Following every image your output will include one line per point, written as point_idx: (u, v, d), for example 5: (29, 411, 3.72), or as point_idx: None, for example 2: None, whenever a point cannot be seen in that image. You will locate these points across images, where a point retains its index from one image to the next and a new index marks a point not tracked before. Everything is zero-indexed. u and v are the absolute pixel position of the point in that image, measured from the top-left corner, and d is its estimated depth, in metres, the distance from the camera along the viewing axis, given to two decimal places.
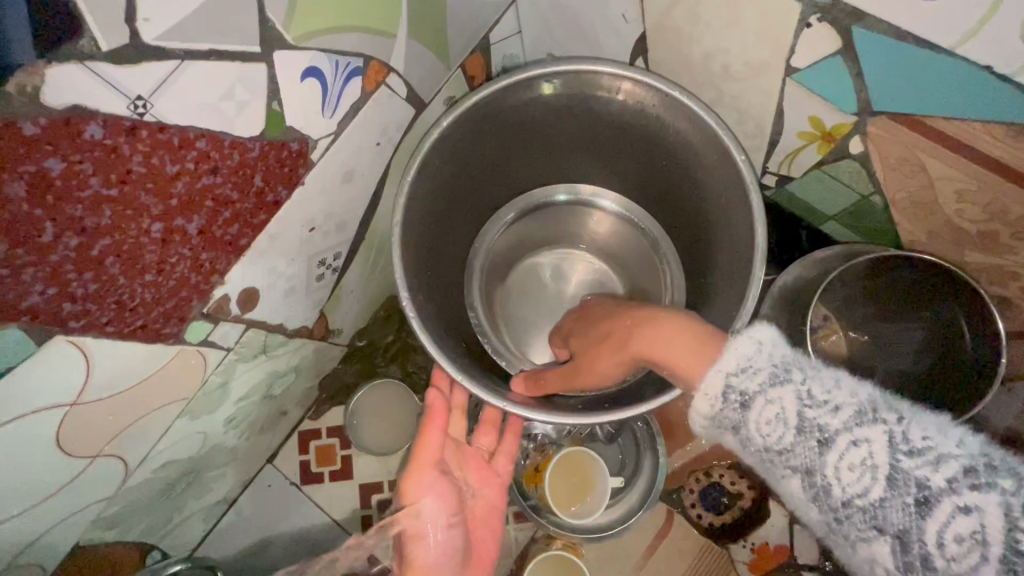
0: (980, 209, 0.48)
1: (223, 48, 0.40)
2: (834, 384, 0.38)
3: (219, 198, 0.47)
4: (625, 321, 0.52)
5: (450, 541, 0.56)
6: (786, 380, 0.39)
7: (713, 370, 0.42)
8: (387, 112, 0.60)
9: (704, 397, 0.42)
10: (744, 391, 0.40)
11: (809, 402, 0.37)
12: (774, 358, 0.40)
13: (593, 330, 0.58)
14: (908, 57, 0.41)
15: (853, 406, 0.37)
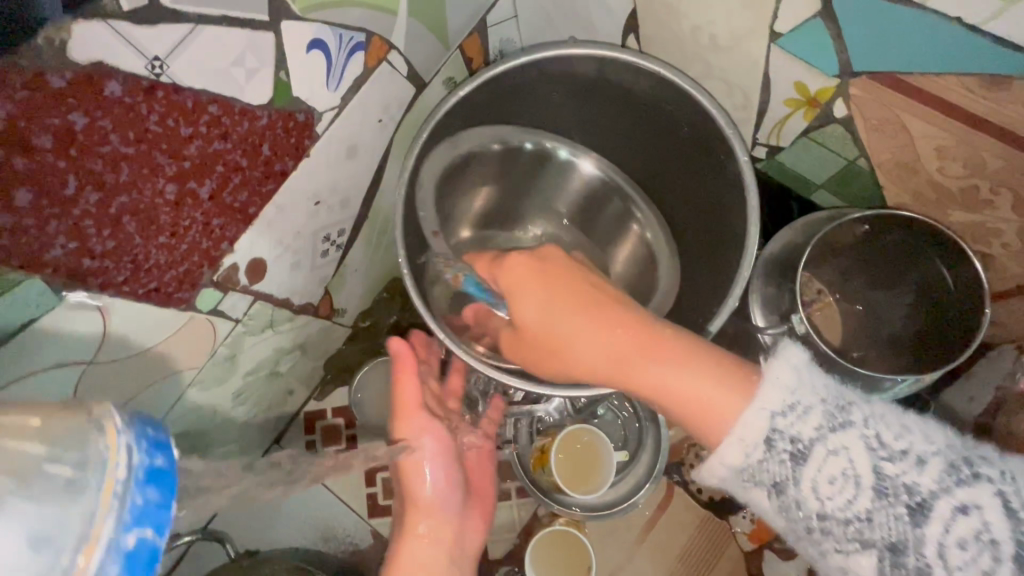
0: (959, 165, 0.50)
1: (235, 14, 0.42)
2: (905, 432, 0.38)
3: (230, 165, 0.49)
4: (621, 343, 0.47)
5: (448, 477, 0.62)
6: (845, 424, 0.38)
7: (755, 411, 0.41)
8: (388, 89, 0.62)
9: (739, 442, 0.41)
10: (795, 439, 0.39)
11: (885, 456, 0.37)
12: (823, 392, 0.40)
13: (558, 321, 0.50)
14: (885, 14, 0.44)
15: (939, 461, 0.36)
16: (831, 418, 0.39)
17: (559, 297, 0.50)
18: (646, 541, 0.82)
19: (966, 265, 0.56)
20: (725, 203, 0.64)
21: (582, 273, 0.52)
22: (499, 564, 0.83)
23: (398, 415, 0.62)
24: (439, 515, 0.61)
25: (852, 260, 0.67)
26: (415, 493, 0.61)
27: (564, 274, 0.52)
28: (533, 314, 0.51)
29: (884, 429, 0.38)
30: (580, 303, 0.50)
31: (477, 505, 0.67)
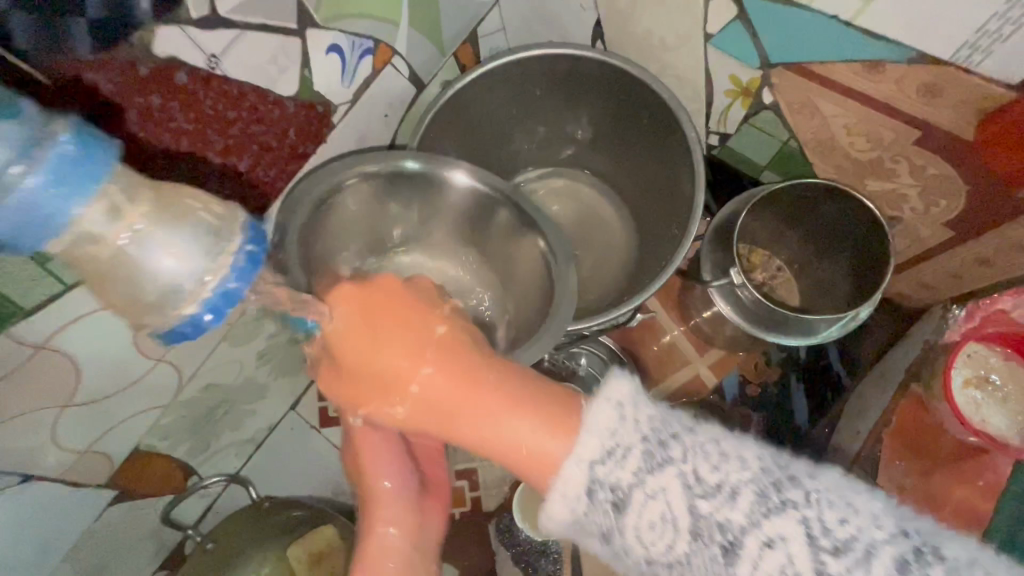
0: (865, 139, 0.60)
1: (271, 23, 0.54)
2: (721, 461, 0.37)
3: (263, 146, 0.60)
4: (448, 390, 0.45)
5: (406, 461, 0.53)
6: (663, 463, 0.37)
7: (573, 462, 0.39)
8: (392, 88, 0.74)
9: (564, 497, 0.40)
10: (614, 487, 0.38)
11: (700, 494, 0.36)
12: (642, 428, 0.38)
13: (377, 360, 0.47)
14: (785, 15, 0.54)
15: (750, 490, 0.36)
16: (649, 459, 0.37)
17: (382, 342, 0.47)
18: None
19: (874, 226, 0.66)
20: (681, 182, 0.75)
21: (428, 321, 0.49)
22: (490, 517, 0.91)
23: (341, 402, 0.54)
24: (398, 512, 0.51)
25: (801, 235, 0.77)
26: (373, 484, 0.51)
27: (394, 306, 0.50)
28: (350, 348, 0.49)
29: (703, 462, 0.37)
30: (408, 347, 0.47)
31: (438, 497, 0.55)
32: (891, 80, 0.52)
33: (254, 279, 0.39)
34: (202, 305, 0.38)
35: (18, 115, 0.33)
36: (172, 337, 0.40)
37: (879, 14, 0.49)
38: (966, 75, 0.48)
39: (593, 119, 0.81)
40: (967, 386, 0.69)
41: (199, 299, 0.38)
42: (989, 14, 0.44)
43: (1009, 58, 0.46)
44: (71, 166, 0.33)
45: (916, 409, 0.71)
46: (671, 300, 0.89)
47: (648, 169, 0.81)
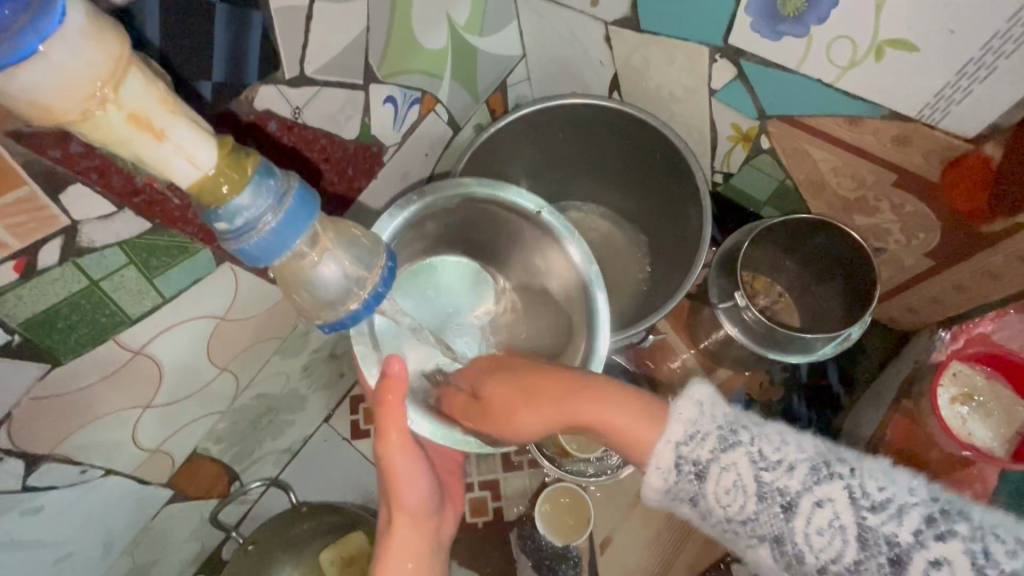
0: (850, 180, 0.69)
1: (344, 80, 0.65)
2: (781, 443, 0.43)
3: (327, 180, 0.70)
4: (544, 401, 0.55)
5: (432, 485, 0.60)
6: (734, 443, 0.44)
7: (663, 442, 0.47)
8: (433, 131, 0.84)
9: (658, 470, 0.47)
10: (696, 461, 0.45)
11: (763, 466, 0.43)
12: (716, 419, 0.45)
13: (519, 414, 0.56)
14: (776, 78, 0.63)
15: (805, 464, 0.42)
16: (723, 440, 0.44)
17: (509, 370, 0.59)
18: (638, 504, 0.93)
19: (862, 258, 0.74)
20: (690, 216, 0.83)
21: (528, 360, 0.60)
22: (512, 526, 0.95)
23: (381, 443, 0.57)
24: (425, 523, 0.59)
25: (799, 262, 0.85)
26: (407, 503, 0.58)
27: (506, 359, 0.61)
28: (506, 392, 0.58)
29: (766, 443, 0.43)
30: (522, 373, 0.58)
31: (449, 507, 0.65)
32: (868, 132, 0.61)
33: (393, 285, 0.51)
34: (363, 303, 0.48)
35: (270, 172, 0.42)
36: (332, 329, 0.50)
37: (853, 81, 0.57)
38: (930, 130, 0.57)
39: (609, 158, 0.90)
40: (954, 402, 0.76)
41: (360, 298, 0.48)
42: (943, 82, 0.52)
43: (965, 116, 0.54)
44: (302, 211, 0.43)
45: (908, 423, 0.78)
46: (681, 323, 0.97)
47: (658, 203, 0.90)
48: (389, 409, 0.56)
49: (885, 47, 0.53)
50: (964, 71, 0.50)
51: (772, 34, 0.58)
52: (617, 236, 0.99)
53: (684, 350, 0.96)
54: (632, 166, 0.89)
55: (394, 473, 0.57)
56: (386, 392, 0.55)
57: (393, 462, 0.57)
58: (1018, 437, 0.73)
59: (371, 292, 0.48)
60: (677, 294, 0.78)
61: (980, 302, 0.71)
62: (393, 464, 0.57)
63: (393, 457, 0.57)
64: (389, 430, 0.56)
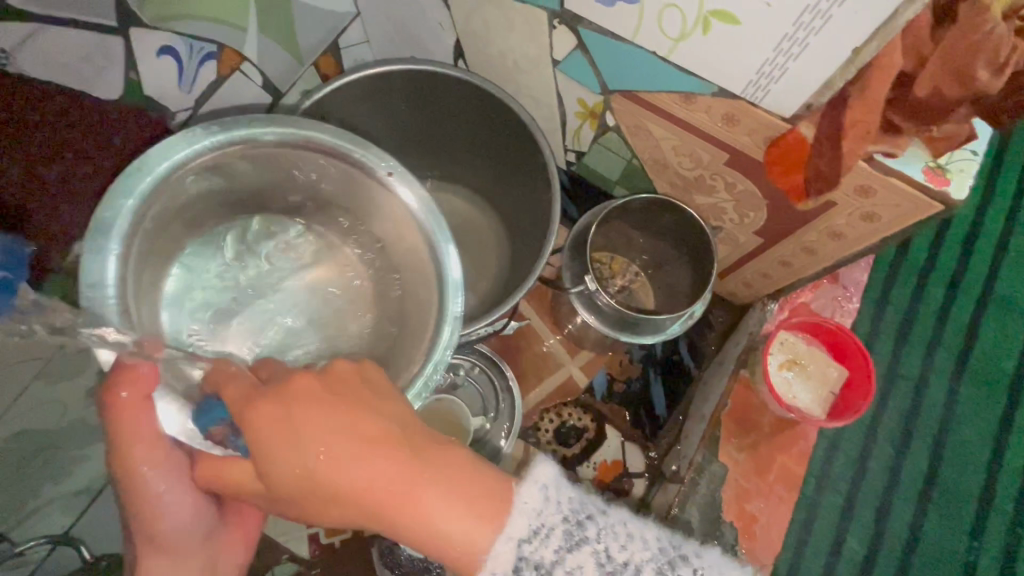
0: (689, 160, 0.69)
1: (82, 19, 0.50)
2: (626, 540, 0.39)
3: (79, 153, 0.55)
4: (382, 476, 0.39)
5: (200, 504, 0.49)
6: (581, 541, 0.39)
7: (501, 539, 0.38)
8: (243, 95, 0.69)
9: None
10: (538, 564, 0.38)
11: (608, 567, 0.38)
12: (563, 508, 0.39)
13: (331, 474, 0.39)
14: (612, 48, 0.59)
15: (651, 564, 0.39)
16: (568, 537, 0.38)
17: (329, 425, 0.39)
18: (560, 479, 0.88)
19: (703, 237, 0.76)
20: (540, 196, 0.78)
21: (349, 401, 0.41)
22: (373, 540, 0.87)
23: (116, 450, 0.46)
24: (183, 554, 0.49)
25: (650, 240, 0.86)
26: (158, 526, 0.48)
27: (317, 403, 0.40)
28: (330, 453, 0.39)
29: (613, 541, 0.39)
30: (359, 440, 0.39)
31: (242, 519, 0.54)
32: (701, 110, 0.60)
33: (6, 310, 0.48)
34: None
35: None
36: None
37: (684, 55, 0.55)
38: (753, 108, 0.56)
39: (455, 131, 0.82)
40: (781, 368, 0.81)
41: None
42: (762, 60, 0.51)
43: (782, 96, 0.53)
44: None
45: (745, 391, 0.83)
46: (544, 307, 0.94)
47: (508, 183, 0.84)
48: (117, 404, 0.45)
49: (710, 18, 0.50)
50: (780, 48, 0.49)
51: None
52: (475, 217, 0.93)
53: (550, 336, 0.94)
54: (478, 140, 0.82)
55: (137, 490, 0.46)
56: (116, 386, 0.45)
57: (138, 478, 0.46)
58: (832, 396, 0.81)
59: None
60: (529, 279, 0.73)
61: (799, 276, 0.77)
62: (136, 475, 0.46)
63: (137, 466, 0.46)
64: (128, 433, 0.45)
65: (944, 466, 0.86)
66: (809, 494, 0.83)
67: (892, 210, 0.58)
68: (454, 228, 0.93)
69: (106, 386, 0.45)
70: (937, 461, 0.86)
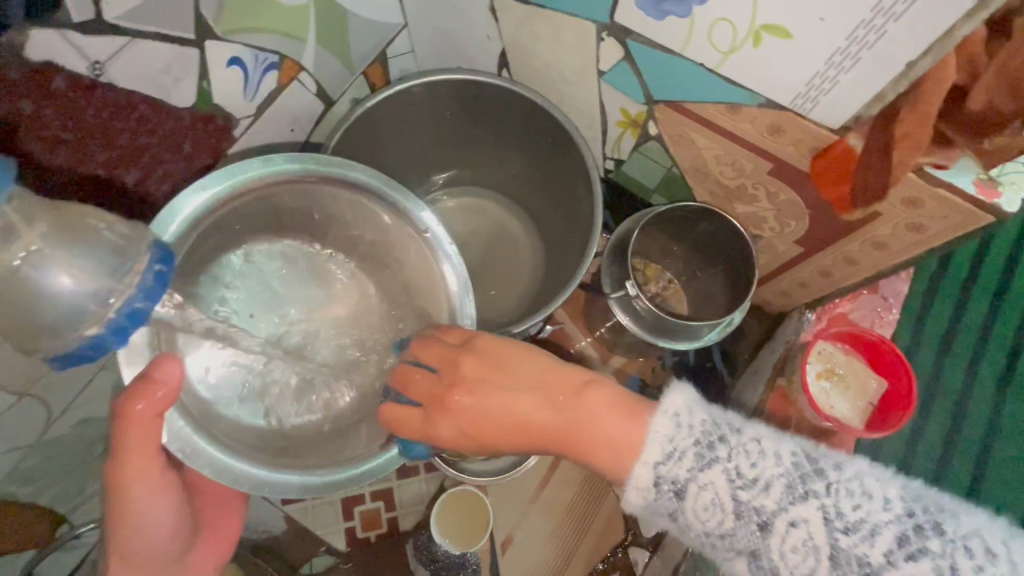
0: (731, 169, 0.70)
1: (166, 32, 0.53)
2: (759, 457, 0.41)
3: (154, 157, 0.59)
4: (544, 416, 0.48)
5: (178, 522, 0.55)
6: (712, 460, 0.41)
7: (641, 462, 0.43)
8: (299, 104, 0.73)
9: (637, 487, 0.44)
10: (674, 479, 0.42)
11: (739, 484, 0.41)
12: (694, 430, 0.42)
13: (502, 423, 0.50)
14: (660, 59, 0.61)
15: (782, 481, 0.40)
16: (701, 456, 0.42)
17: (490, 381, 0.50)
18: (538, 500, 0.91)
19: (742, 245, 0.77)
20: (581, 203, 0.80)
21: (498, 365, 0.50)
22: (408, 537, 0.89)
23: (114, 468, 0.50)
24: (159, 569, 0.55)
25: (687, 248, 0.86)
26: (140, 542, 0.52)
27: (477, 368, 0.50)
28: (497, 405, 0.50)
29: (744, 459, 0.41)
30: (516, 394, 0.49)
31: (209, 540, 0.61)
32: (747, 121, 0.61)
33: (161, 299, 0.44)
34: (110, 327, 0.42)
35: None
36: (68, 363, 0.42)
37: (733, 68, 0.56)
38: (801, 119, 0.57)
39: (498, 138, 0.84)
40: (819, 378, 0.81)
41: (104, 320, 0.42)
42: (813, 72, 0.52)
43: (831, 107, 0.54)
44: None
45: (781, 401, 0.82)
46: (577, 312, 0.96)
47: (547, 189, 0.86)
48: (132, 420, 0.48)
49: (762, 32, 0.51)
50: (832, 61, 0.50)
51: (657, 13, 0.56)
52: (511, 223, 0.95)
53: (582, 338, 0.94)
54: (519, 147, 0.84)
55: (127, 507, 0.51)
56: (134, 400, 0.48)
57: (127, 491, 0.50)
58: (871, 407, 0.80)
59: (148, 274, 0.43)
60: (569, 284, 0.74)
61: (839, 285, 0.77)
62: (124, 490, 0.50)
63: (128, 483, 0.50)
64: (128, 456, 0.49)
65: (986, 479, 0.85)
66: None
67: (941, 221, 0.58)
68: (491, 234, 0.95)
69: (126, 396, 0.48)
70: (981, 471, 0.85)
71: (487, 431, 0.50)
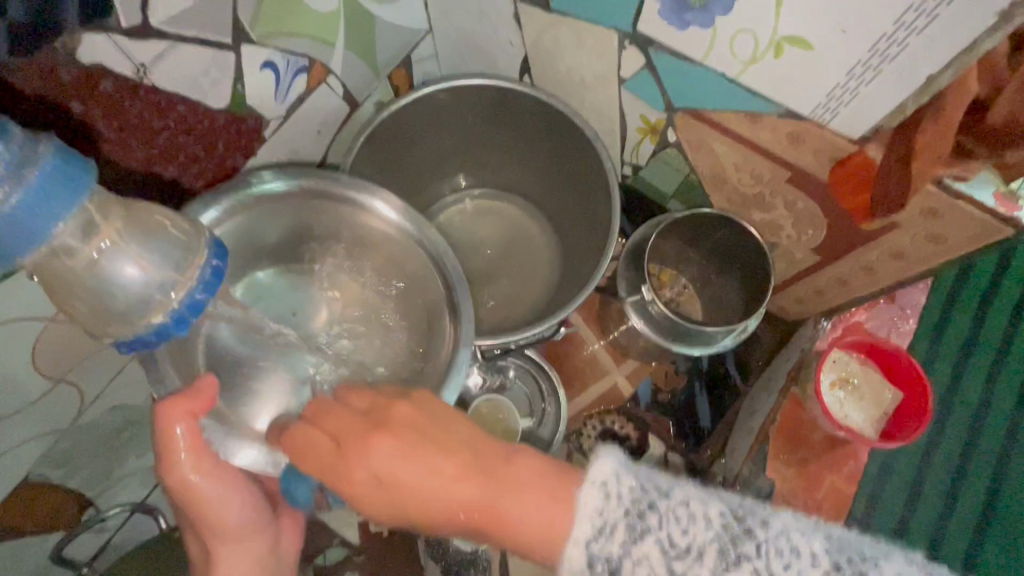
0: (749, 177, 0.70)
1: (205, 36, 0.55)
2: (688, 520, 0.34)
3: (188, 155, 0.61)
4: (466, 497, 0.40)
5: (252, 506, 0.55)
6: (644, 532, 0.34)
7: (571, 541, 0.35)
8: (326, 105, 0.75)
9: (569, 574, 0.35)
10: (608, 557, 0.34)
11: (672, 554, 0.34)
12: (623, 499, 0.35)
13: (424, 501, 0.42)
14: (682, 68, 0.62)
15: (714, 546, 0.33)
16: (632, 528, 0.34)
17: (403, 450, 0.42)
18: None
19: (758, 252, 0.77)
20: (599, 208, 0.81)
21: (415, 432, 0.43)
22: (420, 532, 0.91)
23: (167, 466, 0.50)
24: (244, 546, 0.56)
25: (703, 254, 0.87)
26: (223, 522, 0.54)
27: (392, 435, 0.43)
28: (412, 482, 0.42)
29: (675, 524, 0.34)
30: (436, 470, 0.42)
31: (289, 511, 0.61)
32: (767, 129, 0.62)
33: (218, 291, 0.44)
34: (172, 318, 0.42)
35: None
36: (129, 348, 0.43)
37: (754, 78, 0.57)
38: (821, 129, 0.58)
39: (516, 142, 0.86)
40: (833, 387, 0.81)
41: (168, 309, 0.42)
42: (835, 84, 0.52)
43: (851, 118, 0.55)
44: (63, 188, 0.36)
45: (796, 408, 0.83)
46: (592, 315, 0.96)
47: (565, 194, 0.88)
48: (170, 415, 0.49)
49: (785, 43, 0.52)
50: (854, 72, 0.50)
51: (680, 23, 0.57)
52: (527, 226, 0.97)
53: (595, 341, 0.96)
54: (537, 152, 0.85)
55: (199, 498, 0.52)
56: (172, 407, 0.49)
57: (192, 488, 0.51)
58: (886, 418, 0.80)
59: (205, 269, 0.43)
60: (586, 288, 0.75)
61: (856, 294, 0.77)
62: (188, 486, 0.51)
63: (187, 477, 0.50)
64: (175, 455, 0.50)
65: (1002, 495, 0.84)
66: (859, 515, 0.82)
67: (960, 233, 0.58)
68: (508, 236, 0.97)
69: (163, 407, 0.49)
70: (995, 486, 0.84)
71: (413, 511, 0.42)
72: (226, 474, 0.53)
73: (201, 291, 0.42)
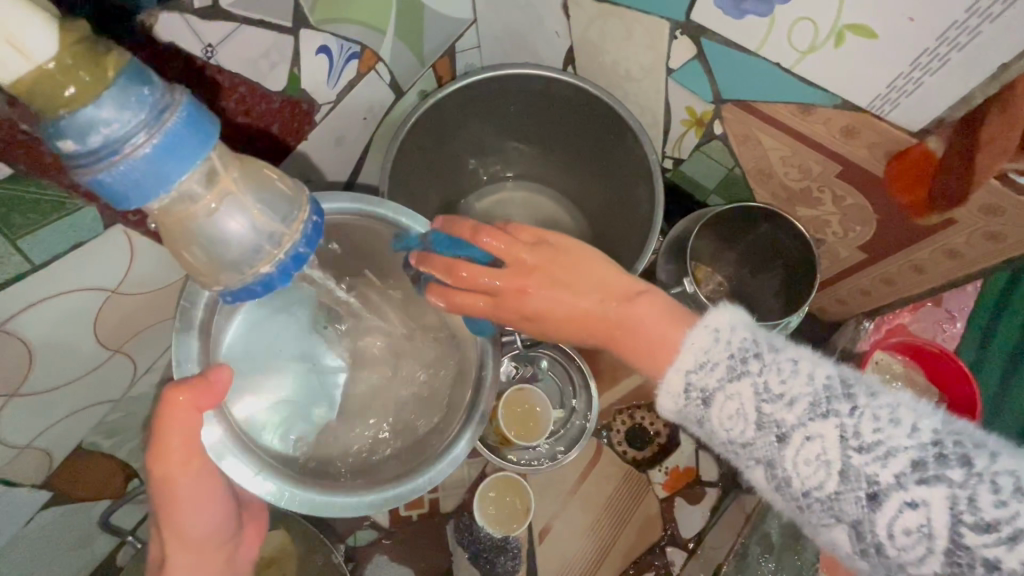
0: (796, 171, 0.69)
1: (267, 19, 0.57)
2: (790, 374, 0.42)
3: (247, 136, 0.63)
4: (597, 319, 0.51)
5: (223, 514, 0.55)
6: (742, 373, 0.43)
7: (673, 369, 0.46)
8: (373, 93, 0.76)
9: (668, 394, 0.47)
10: (702, 387, 0.45)
11: (765, 396, 0.42)
12: (731, 346, 0.44)
13: (558, 318, 0.52)
14: (735, 58, 0.61)
15: (807, 399, 0.41)
16: (732, 369, 0.44)
17: (555, 279, 0.52)
18: (577, 493, 0.91)
19: (804, 249, 0.76)
20: (640, 200, 0.81)
21: (560, 268, 0.52)
22: (449, 518, 0.91)
23: (154, 458, 0.51)
24: (205, 555, 0.55)
25: (740, 251, 0.86)
26: (187, 528, 0.53)
27: (542, 266, 0.52)
28: (554, 306, 0.52)
29: (774, 375, 0.43)
30: (577, 296, 0.51)
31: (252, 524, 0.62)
32: (820, 122, 0.61)
33: (317, 247, 0.46)
34: (278, 268, 0.44)
35: (145, 80, 0.36)
36: (236, 296, 0.45)
37: (811, 67, 0.56)
38: (878, 121, 0.57)
39: (555, 132, 0.86)
40: None
41: (274, 260, 0.44)
42: (896, 74, 0.52)
43: (913, 109, 0.54)
44: (194, 136, 0.38)
45: None
46: None
47: (603, 184, 0.88)
48: (175, 411, 0.50)
49: (846, 32, 0.51)
50: (918, 62, 0.50)
51: (736, 12, 0.56)
52: (562, 219, 0.97)
53: None
54: (578, 142, 0.86)
55: (175, 497, 0.52)
56: (174, 393, 0.49)
57: (171, 484, 0.51)
58: None
59: (308, 223, 0.45)
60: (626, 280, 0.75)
61: (903, 294, 0.75)
62: (168, 480, 0.51)
63: (172, 473, 0.51)
64: (167, 445, 0.50)
65: None
66: None
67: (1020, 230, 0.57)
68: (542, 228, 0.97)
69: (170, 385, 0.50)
70: None
71: (544, 325, 0.54)
72: (211, 476, 0.53)
73: (304, 244, 0.45)
